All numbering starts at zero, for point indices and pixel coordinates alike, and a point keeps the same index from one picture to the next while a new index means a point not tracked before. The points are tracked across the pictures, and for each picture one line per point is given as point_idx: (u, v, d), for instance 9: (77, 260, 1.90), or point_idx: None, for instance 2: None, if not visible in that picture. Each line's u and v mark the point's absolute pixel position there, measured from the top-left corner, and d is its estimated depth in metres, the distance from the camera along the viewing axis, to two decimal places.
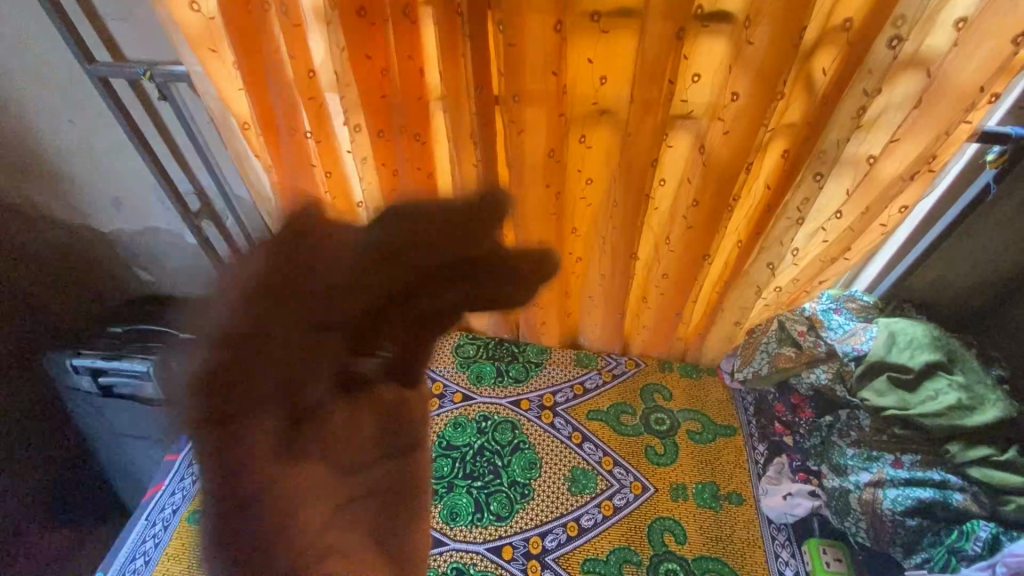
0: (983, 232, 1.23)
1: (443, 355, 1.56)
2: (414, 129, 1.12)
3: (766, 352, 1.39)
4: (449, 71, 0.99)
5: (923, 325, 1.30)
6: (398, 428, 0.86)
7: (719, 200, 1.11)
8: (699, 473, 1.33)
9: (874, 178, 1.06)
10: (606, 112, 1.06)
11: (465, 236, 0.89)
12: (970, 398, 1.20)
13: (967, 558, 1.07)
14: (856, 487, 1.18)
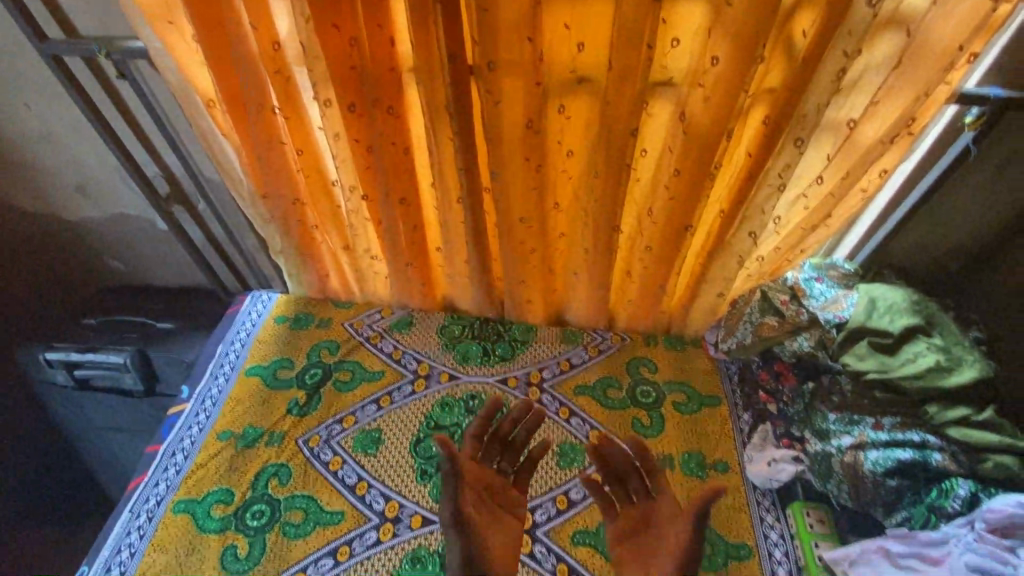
0: (962, 194, 1.24)
1: (427, 337, 1.57)
2: (387, 102, 1.08)
3: (749, 322, 1.38)
4: (420, 39, 0.96)
5: (903, 290, 1.31)
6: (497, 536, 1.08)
7: (700, 168, 1.09)
8: (686, 443, 1.35)
9: (854, 142, 1.05)
10: (584, 81, 1.03)
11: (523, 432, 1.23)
12: (949, 360, 1.21)
13: (946, 514, 1.10)
14: (838, 450, 1.20)
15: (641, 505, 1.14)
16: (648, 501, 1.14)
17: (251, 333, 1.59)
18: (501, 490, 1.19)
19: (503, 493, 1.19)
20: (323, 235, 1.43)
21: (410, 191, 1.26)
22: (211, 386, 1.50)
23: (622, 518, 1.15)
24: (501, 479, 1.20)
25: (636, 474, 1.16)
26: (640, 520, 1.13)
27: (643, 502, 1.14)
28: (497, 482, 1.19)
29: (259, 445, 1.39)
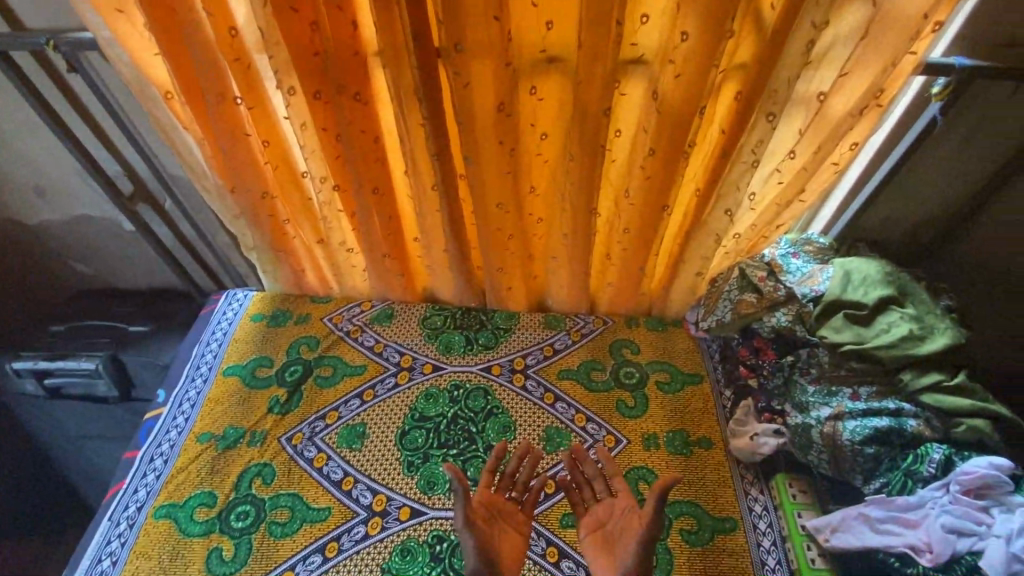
0: (931, 165, 1.25)
1: (408, 329, 1.55)
2: (353, 89, 1.05)
3: (728, 300, 1.40)
4: (383, 23, 0.93)
5: (876, 262, 1.33)
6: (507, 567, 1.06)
7: (675, 147, 1.09)
8: (670, 422, 1.36)
9: (825, 116, 1.06)
10: (555, 61, 1.02)
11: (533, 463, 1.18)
12: (921, 329, 1.24)
13: (922, 479, 1.12)
14: (817, 422, 1.21)
15: (603, 504, 1.15)
16: (609, 500, 1.15)
17: (228, 333, 1.56)
18: (512, 517, 1.14)
19: (514, 523, 1.14)
20: (295, 229, 1.40)
21: (383, 181, 1.23)
22: (189, 389, 1.47)
23: (587, 517, 1.15)
24: (512, 507, 1.15)
25: (597, 475, 1.17)
26: (603, 518, 1.14)
27: (606, 501, 1.15)
28: (507, 511, 1.14)
29: (241, 446, 1.36)
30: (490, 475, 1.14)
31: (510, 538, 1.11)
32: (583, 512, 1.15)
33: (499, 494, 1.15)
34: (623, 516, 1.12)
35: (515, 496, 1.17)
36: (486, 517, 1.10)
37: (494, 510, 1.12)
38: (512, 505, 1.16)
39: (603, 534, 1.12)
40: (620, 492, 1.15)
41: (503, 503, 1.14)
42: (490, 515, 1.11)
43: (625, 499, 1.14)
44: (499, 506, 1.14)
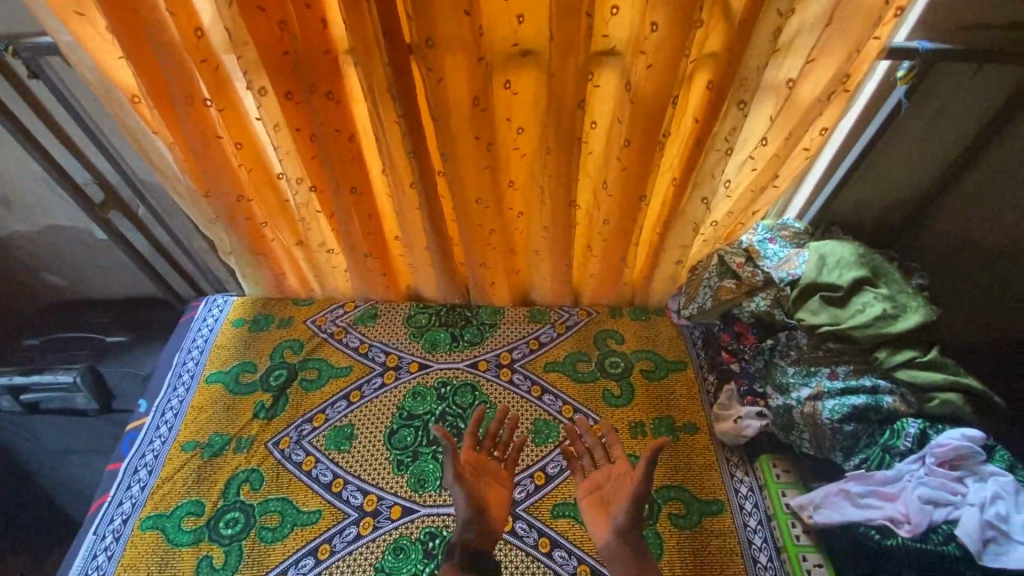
0: (900, 147, 1.28)
1: (392, 328, 1.55)
2: (325, 88, 1.04)
3: (708, 286, 1.42)
4: (353, 20, 0.92)
5: (850, 244, 1.36)
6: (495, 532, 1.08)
7: (650, 137, 1.10)
8: (655, 409, 1.38)
9: (794, 102, 1.08)
10: (527, 54, 1.02)
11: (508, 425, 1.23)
12: (895, 307, 1.27)
13: (900, 453, 1.15)
14: (797, 402, 1.24)
15: (602, 469, 1.17)
16: (608, 466, 1.17)
17: (208, 339, 1.54)
18: (497, 475, 1.17)
19: (500, 478, 1.17)
20: (273, 232, 1.38)
21: (361, 180, 1.23)
22: (171, 398, 1.44)
23: (585, 481, 1.17)
24: (497, 466, 1.18)
25: (598, 444, 1.20)
26: (601, 482, 1.16)
27: (604, 466, 1.18)
28: (494, 469, 1.17)
29: (227, 453, 1.35)
30: (473, 435, 1.18)
31: (499, 494, 1.14)
32: (583, 477, 1.18)
33: (484, 454, 1.18)
34: (619, 479, 1.14)
35: (499, 456, 1.20)
36: (474, 474, 1.13)
37: (481, 468, 1.15)
38: (497, 464, 1.19)
39: (598, 496, 1.13)
40: (618, 459, 1.17)
41: (489, 462, 1.17)
42: (478, 472, 1.14)
43: (622, 464, 1.16)
44: (484, 464, 1.16)
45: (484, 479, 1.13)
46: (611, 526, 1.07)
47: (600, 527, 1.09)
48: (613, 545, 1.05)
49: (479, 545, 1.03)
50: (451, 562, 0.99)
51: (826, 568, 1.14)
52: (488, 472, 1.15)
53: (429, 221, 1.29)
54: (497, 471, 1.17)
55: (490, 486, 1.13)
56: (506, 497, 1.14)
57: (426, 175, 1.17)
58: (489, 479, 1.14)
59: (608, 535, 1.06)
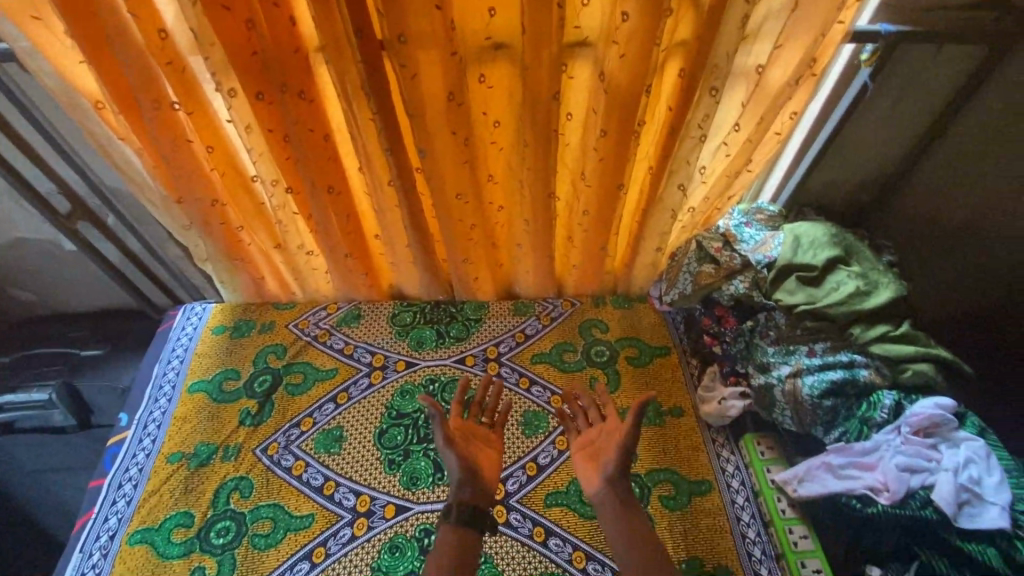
0: (867, 127, 1.31)
1: (377, 328, 1.55)
2: (297, 87, 1.02)
3: (688, 273, 1.45)
4: (322, 18, 0.90)
5: (823, 225, 1.40)
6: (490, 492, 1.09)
7: (626, 127, 1.11)
8: (642, 394, 1.41)
9: (764, 87, 1.10)
10: (500, 47, 1.02)
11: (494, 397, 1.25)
12: (867, 284, 1.31)
13: (877, 424, 1.19)
14: (778, 381, 1.28)
15: (594, 427, 1.19)
16: (601, 424, 1.19)
17: (188, 348, 1.51)
18: (486, 438, 1.18)
19: (490, 442, 1.18)
20: (249, 236, 1.36)
21: (338, 180, 1.22)
22: (153, 410, 1.42)
23: (578, 439, 1.19)
24: (486, 431, 1.19)
25: (591, 403, 1.23)
26: (593, 438, 1.17)
27: (596, 424, 1.19)
28: (482, 434, 1.18)
29: (214, 462, 1.33)
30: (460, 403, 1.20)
31: (490, 457, 1.15)
32: (576, 434, 1.20)
33: (472, 420, 1.19)
34: (610, 434, 1.15)
35: (488, 422, 1.22)
36: (463, 437, 1.15)
37: (469, 433, 1.16)
38: (486, 429, 1.20)
39: (591, 450, 1.15)
40: (609, 418, 1.19)
41: (477, 428, 1.18)
42: (467, 436, 1.15)
43: (612, 422, 1.18)
44: (473, 430, 1.17)
45: (475, 445, 1.15)
46: (601, 475, 1.09)
47: (590, 477, 1.11)
48: (603, 493, 1.07)
49: (475, 502, 1.05)
50: (450, 521, 1.03)
51: (813, 538, 1.18)
52: (478, 438, 1.16)
53: (410, 219, 1.29)
54: (487, 437, 1.18)
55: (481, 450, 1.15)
56: (496, 459, 1.16)
57: (403, 172, 1.17)
58: (480, 444, 1.16)
59: (598, 484, 1.08)
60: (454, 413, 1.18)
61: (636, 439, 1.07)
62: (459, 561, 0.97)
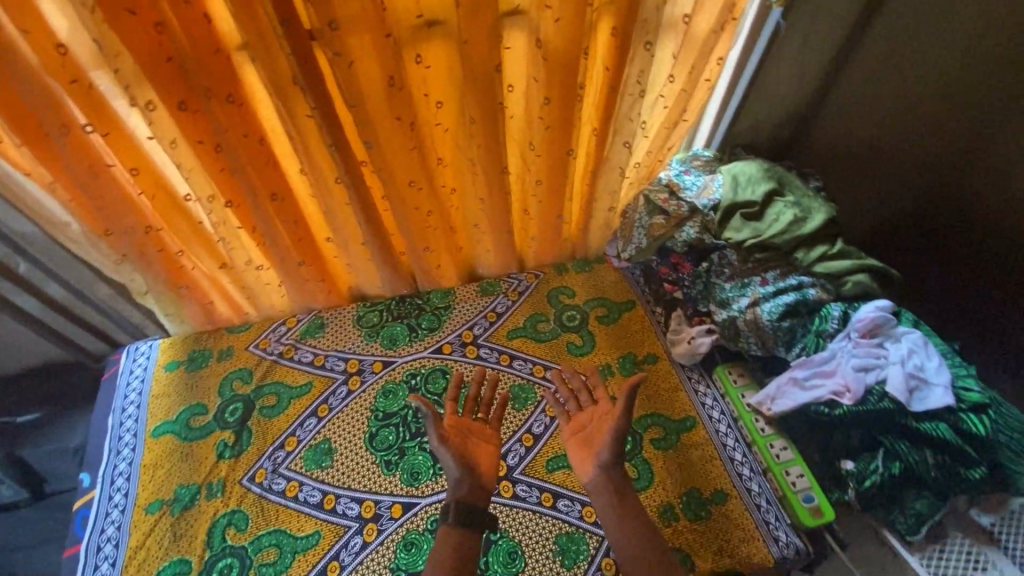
0: (782, 65, 1.37)
1: (345, 333, 1.51)
2: (223, 91, 0.95)
3: (641, 227, 1.52)
4: (242, 11, 0.84)
5: (755, 162, 1.48)
6: (481, 485, 1.10)
7: (568, 91, 1.12)
8: (617, 349, 1.51)
9: (691, 36, 1.14)
10: (433, 24, 0.98)
11: (489, 390, 1.24)
12: (801, 211, 1.41)
13: (829, 334, 1.30)
14: (739, 312, 1.36)
15: (586, 411, 1.23)
16: (591, 408, 1.23)
17: (143, 392, 1.43)
18: (481, 433, 1.18)
19: (484, 437, 1.18)
20: (192, 261, 1.29)
21: (281, 185, 1.16)
22: (117, 463, 1.34)
23: (570, 422, 1.23)
24: (480, 425, 1.20)
25: (582, 387, 1.26)
26: (584, 422, 1.21)
27: (587, 408, 1.23)
28: (476, 429, 1.19)
29: (200, 502, 1.27)
30: (453, 401, 1.20)
31: (485, 451, 1.16)
32: (566, 418, 1.24)
33: (467, 416, 1.20)
34: (600, 420, 1.19)
35: (482, 416, 1.22)
36: (459, 434, 1.16)
37: (463, 429, 1.17)
38: (480, 423, 1.20)
39: (582, 436, 1.19)
40: (601, 400, 1.22)
41: (472, 423, 1.18)
42: (461, 433, 1.16)
43: (604, 405, 1.21)
44: (467, 426, 1.18)
45: (468, 437, 1.16)
46: (595, 463, 1.13)
47: (584, 462, 1.16)
48: (597, 479, 1.12)
49: (471, 500, 1.07)
50: (447, 522, 1.05)
51: (792, 449, 1.30)
52: (471, 431, 1.18)
53: (363, 213, 1.24)
54: (479, 428, 1.19)
55: (480, 441, 1.17)
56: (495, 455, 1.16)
57: (351, 166, 1.13)
58: (474, 437, 1.17)
59: (593, 471, 1.14)
60: (449, 412, 1.19)
61: (627, 425, 1.12)
62: (460, 561, 1.01)
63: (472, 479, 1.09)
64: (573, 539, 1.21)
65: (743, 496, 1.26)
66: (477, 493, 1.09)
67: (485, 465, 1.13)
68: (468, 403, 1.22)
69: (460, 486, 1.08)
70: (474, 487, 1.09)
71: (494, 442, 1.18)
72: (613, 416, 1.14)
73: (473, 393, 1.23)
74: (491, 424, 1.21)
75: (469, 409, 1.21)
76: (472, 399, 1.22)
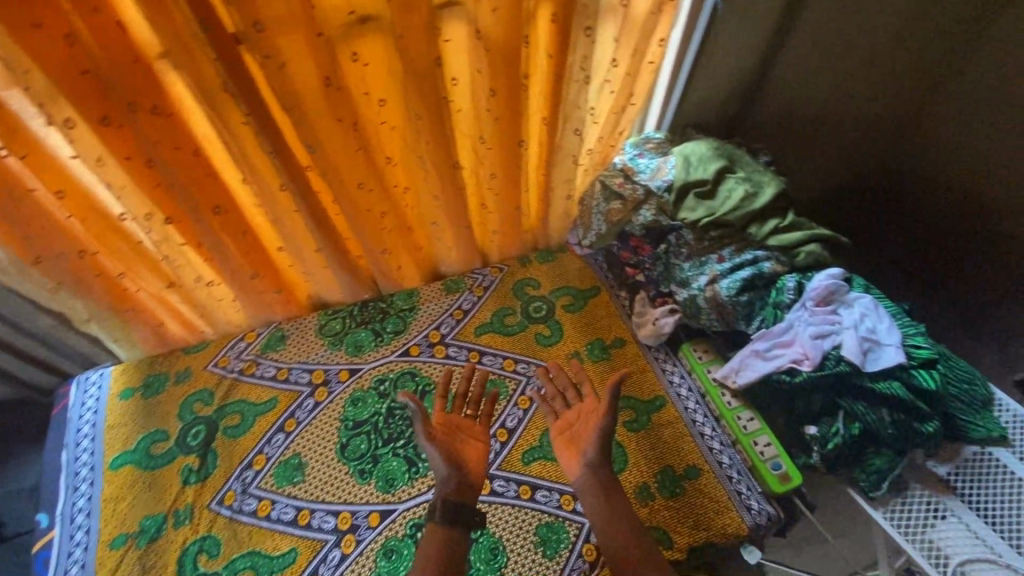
0: (725, 43, 1.38)
1: (308, 344, 1.48)
2: (147, 102, 0.91)
3: (599, 213, 1.53)
4: (156, 17, 0.79)
5: (705, 142, 1.50)
6: (468, 483, 1.08)
7: (512, 81, 1.11)
8: (585, 336, 1.52)
9: (631, 19, 1.12)
10: (367, 20, 0.94)
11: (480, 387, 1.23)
12: (752, 186, 1.44)
13: (786, 305, 1.34)
14: (699, 290, 1.39)
15: (572, 409, 1.24)
16: (578, 406, 1.24)
17: (97, 423, 1.37)
18: (470, 430, 1.18)
19: (472, 434, 1.17)
20: (136, 282, 1.23)
21: (223, 197, 1.12)
22: (75, 499, 1.28)
23: (557, 422, 1.24)
24: (468, 422, 1.19)
25: (569, 385, 1.28)
26: (571, 420, 1.23)
27: (574, 406, 1.25)
28: (465, 426, 1.18)
29: (167, 531, 1.22)
30: (441, 400, 1.18)
31: (474, 448, 1.15)
32: (554, 416, 1.25)
33: (455, 413, 1.19)
34: (587, 419, 1.22)
35: (471, 413, 1.21)
36: (447, 432, 1.15)
37: (452, 427, 1.16)
38: (468, 420, 1.19)
39: (569, 436, 1.21)
40: (587, 397, 1.24)
41: (461, 420, 1.18)
42: (450, 431, 1.15)
43: (590, 403, 1.23)
44: (456, 423, 1.17)
45: (457, 434, 1.15)
46: (582, 462, 1.15)
47: (571, 462, 1.18)
48: (583, 478, 1.14)
49: (459, 498, 1.06)
50: (434, 520, 1.02)
51: (758, 419, 1.32)
52: (461, 426, 1.17)
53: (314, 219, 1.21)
54: (468, 425, 1.18)
55: (469, 436, 1.16)
56: (484, 451, 1.16)
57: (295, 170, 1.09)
58: (462, 434, 1.16)
59: (580, 470, 1.15)
60: (437, 409, 1.17)
61: (614, 423, 1.15)
62: (446, 560, 0.99)
63: (460, 474, 1.08)
64: (553, 529, 1.21)
65: (714, 470, 1.29)
66: (465, 488, 1.08)
67: (473, 461, 1.12)
68: (458, 401, 1.21)
69: (451, 482, 1.06)
70: (463, 482, 1.08)
71: (483, 437, 1.18)
72: (601, 413, 1.17)
73: (464, 387, 1.22)
74: (480, 420, 1.20)
75: (459, 407, 1.20)
76: (463, 396, 1.21)
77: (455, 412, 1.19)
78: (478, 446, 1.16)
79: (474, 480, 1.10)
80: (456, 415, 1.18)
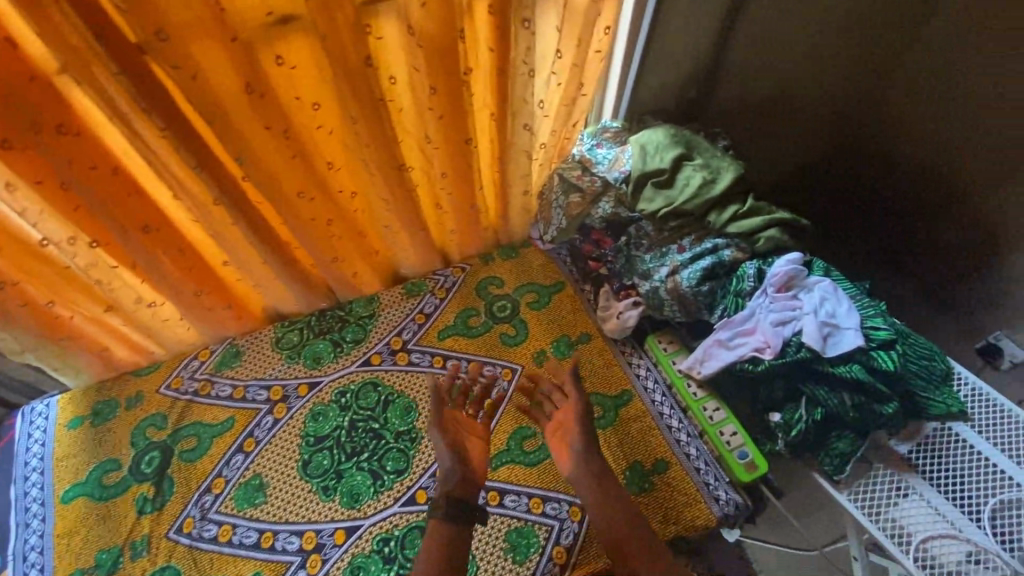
0: (677, 27, 1.33)
1: (264, 359, 1.42)
2: (51, 120, 0.84)
3: (558, 207, 1.49)
4: (43, 29, 0.73)
5: (661, 129, 1.46)
6: (469, 476, 1.13)
7: (451, 78, 1.06)
8: (551, 333, 1.49)
9: (574, 6, 1.07)
10: (287, 21, 0.88)
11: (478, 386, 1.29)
12: (710, 173, 1.41)
13: (749, 293, 1.32)
14: (661, 282, 1.37)
15: (562, 406, 1.26)
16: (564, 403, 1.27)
17: (45, 456, 1.31)
18: (470, 428, 1.24)
19: (471, 431, 1.24)
20: (69, 308, 1.17)
21: (152, 213, 1.06)
22: (25, 538, 1.22)
23: (550, 422, 1.26)
24: (467, 419, 1.25)
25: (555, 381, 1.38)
26: (563, 418, 1.24)
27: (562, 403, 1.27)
28: (465, 423, 1.25)
29: (125, 564, 1.18)
30: (442, 397, 1.25)
31: (474, 444, 1.22)
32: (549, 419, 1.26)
33: (456, 410, 1.26)
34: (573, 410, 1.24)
35: (470, 413, 1.27)
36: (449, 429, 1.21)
37: (452, 424, 1.22)
38: (467, 419, 1.25)
39: (560, 430, 1.23)
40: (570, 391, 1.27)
41: (459, 417, 1.24)
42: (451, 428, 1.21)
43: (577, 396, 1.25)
44: (455, 420, 1.23)
45: (458, 432, 1.21)
46: (571, 454, 1.17)
47: (563, 456, 1.19)
48: (574, 469, 1.16)
49: (461, 492, 1.10)
50: (437, 514, 1.08)
51: (724, 408, 1.31)
52: (462, 424, 1.24)
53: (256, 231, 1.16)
54: (469, 424, 1.25)
55: (469, 432, 1.23)
56: (483, 448, 1.22)
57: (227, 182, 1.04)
58: (464, 430, 1.22)
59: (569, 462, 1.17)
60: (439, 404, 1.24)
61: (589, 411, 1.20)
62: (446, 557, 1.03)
63: (463, 467, 1.14)
64: (523, 533, 1.20)
65: (683, 462, 1.28)
66: (468, 482, 1.12)
67: (473, 457, 1.19)
68: (455, 400, 1.27)
69: (454, 476, 1.11)
70: (465, 474, 1.13)
71: (482, 432, 1.25)
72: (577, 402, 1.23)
73: (462, 386, 1.29)
74: (479, 418, 1.28)
75: (459, 405, 1.27)
76: (462, 394, 1.28)
77: (455, 409, 1.26)
78: (478, 443, 1.22)
79: (474, 473, 1.15)
80: (457, 414, 1.25)
